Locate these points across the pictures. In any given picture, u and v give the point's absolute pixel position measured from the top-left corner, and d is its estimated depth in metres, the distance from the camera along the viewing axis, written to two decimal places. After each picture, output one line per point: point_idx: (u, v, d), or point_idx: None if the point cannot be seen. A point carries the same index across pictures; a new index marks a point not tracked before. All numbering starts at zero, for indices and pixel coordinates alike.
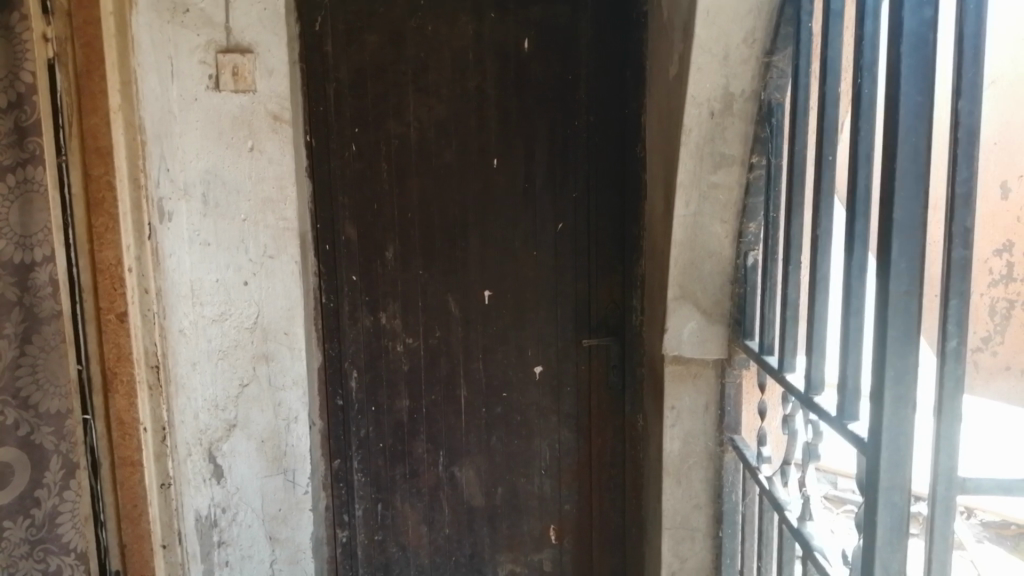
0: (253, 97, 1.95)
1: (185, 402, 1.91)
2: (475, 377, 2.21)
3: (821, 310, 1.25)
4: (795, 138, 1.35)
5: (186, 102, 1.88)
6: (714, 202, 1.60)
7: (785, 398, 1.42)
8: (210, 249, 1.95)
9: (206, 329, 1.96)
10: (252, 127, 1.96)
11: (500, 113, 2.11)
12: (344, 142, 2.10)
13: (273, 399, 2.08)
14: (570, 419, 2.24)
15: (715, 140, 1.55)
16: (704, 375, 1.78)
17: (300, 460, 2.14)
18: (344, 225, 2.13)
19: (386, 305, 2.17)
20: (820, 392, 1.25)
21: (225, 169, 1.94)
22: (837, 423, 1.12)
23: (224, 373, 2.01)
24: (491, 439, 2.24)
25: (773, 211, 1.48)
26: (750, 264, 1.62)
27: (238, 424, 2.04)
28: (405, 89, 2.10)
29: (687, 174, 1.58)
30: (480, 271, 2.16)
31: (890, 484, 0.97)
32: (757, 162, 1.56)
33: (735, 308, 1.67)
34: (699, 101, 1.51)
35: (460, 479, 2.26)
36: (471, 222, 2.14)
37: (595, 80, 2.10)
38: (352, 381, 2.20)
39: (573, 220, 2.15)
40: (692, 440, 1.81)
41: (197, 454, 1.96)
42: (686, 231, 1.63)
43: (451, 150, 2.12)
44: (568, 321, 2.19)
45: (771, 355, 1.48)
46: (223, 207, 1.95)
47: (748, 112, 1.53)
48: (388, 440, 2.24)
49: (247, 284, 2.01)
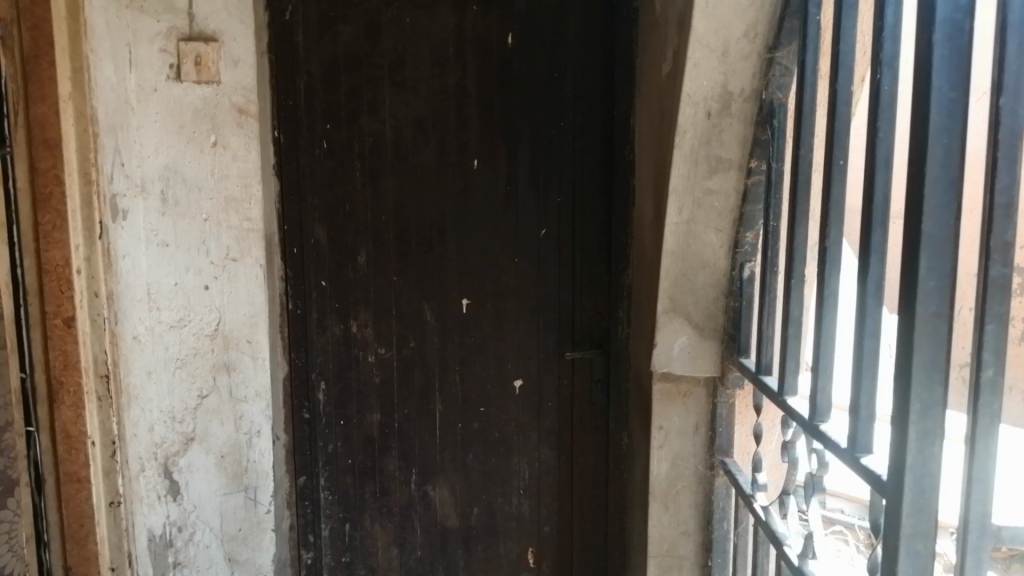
0: (217, 89, 1.81)
1: (138, 414, 1.81)
2: (450, 391, 2.08)
3: (827, 329, 1.13)
4: (800, 141, 1.23)
5: (145, 92, 1.74)
6: (709, 209, 1.49)
7: (786, 423, 1.31)
8: (169, 250, 1.82)
9: (163, 336, 1.83)
10: (215, 121, 1.82)
11: (482, 111, 1.98)
12: (314, 139, 1.97)
13: (235, 411, 1.94)
14: (551, 436, 2.11)
15: (712, 143, 1.43)
16: (694, 394, 1.68)
17: (263, 477, 1.99)
18: (313, 227, 2.00)
19: (358, 313, 2.04)
20: (827, 419, 1.14)
21: (185, 165, 1.81)
22: (848, 455, 1.01)
23: (182, 383, 1.87)
24: (467, 456, 2.11)
25: (774, 221, 1.36)
26: (745, 277, 1.50)
27: (197, 438, 1.91)
28: (381, 84, 1.97)
29: (680, 178, 1.46)
30: (458, 278, 2.03)
31: (913, 531, 0.86)
32: (756, 167, 1.43)
33: (729, 323, 1.55)
34: (695, 100, 1.39)
35: (433, 498, 2.13)
36: (449, 226, 2.02)
37: (581, 78, 1.98)
38: (319, 393, 2.07)
39: (556, 226, 2.03)
40: (680, 463, 1.70)
41: (151, 469, 1.85)
42: (678, 239, 1.51)
43: (429, 150, 1.99)
44: (551, 333, 2.07)
45: (769, 375, 1.38)
46: (182, 206, 1.81)
47: (748, 113, 1.41)
48: (358, 456, 2.10)
49: (207, 287, 1.87)
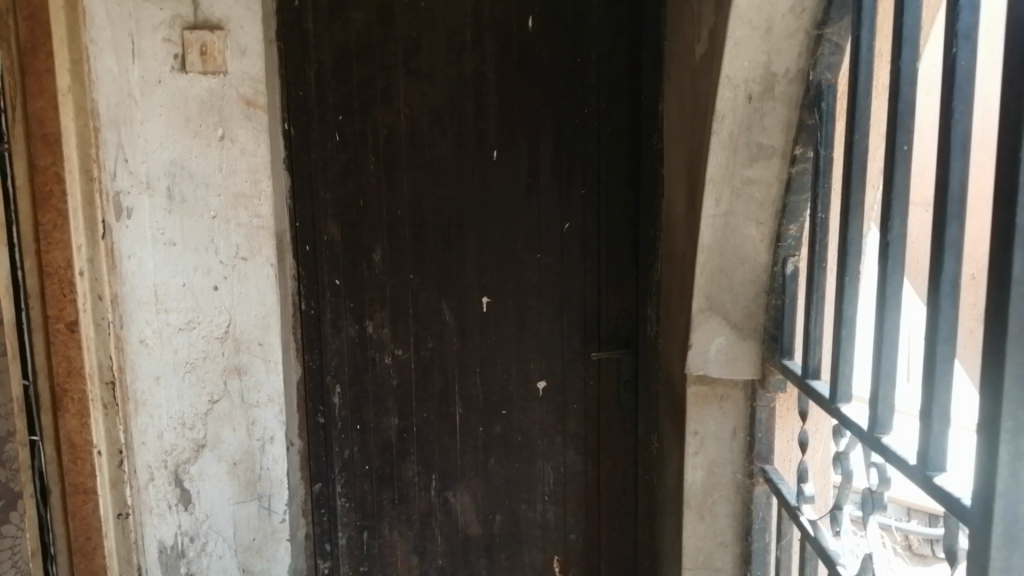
0: (224, 80, 1.73)
1: (147, 421, 1.72)
2: (470, 393, 1.99)
3: (890, 332, 1.03)
4: (854, 125, 1.12)
5: (149, 84, 1.66)
6: (749, 200, 1.38)
7: (838, 433, 1.21)
8: (176, 250, 1.74)
9: (171, 339, 1.75)
10: (222, 113, 1.73)
11: (501, 100, 1.88)
12: (326, 131, 1.88)
13: (246, 416, 1.86)
14: (576, 440, 2.02)
15: (752, 128, 1.33)
16: (731, 397, 1.58)
17: (276, 485, 1.91)
18: (326, 224, 1.91)
19: (373, 313, 1.95)
20: (888, 431, 1.05)
21: (192, 159, 1.72)
22: (919, 474, 0.92)
23: (192, 387, 1.80)
24: (489, 462, 2.02)
25: (822, 213, 1.25)
26: (787, 273, 1.40)
27: (208, 445, 1.84)
28: (395, 72, 1.87)
29: (718, 167, 1.35)
30: (478, 275, 1.94)
31: (1005, 566, 0.77)
32: (801, 154, 1.33)
33: (770, 323, 1.45)
34: (735, 82, 1.28)
35: (454, 506, 2.04)
36: (468, 221, 1.92)
37: (607, 63, 1.87)
38: (334, 397, 1.98)
39: (581, 220, 1.92)
40: (717, 470, 1.60)
41: (160, 478, 1.77)
42: (715, 232, 1.41)
43: (446, 141, 1.89)
44: (576, 332, 1.97)
45: (817, 380, 1.28)
46: (190, 203, 1.73)
47: (792, 96, 1.30)
48: (375, 462, 2.01)
49: (217, 288, 1.79)
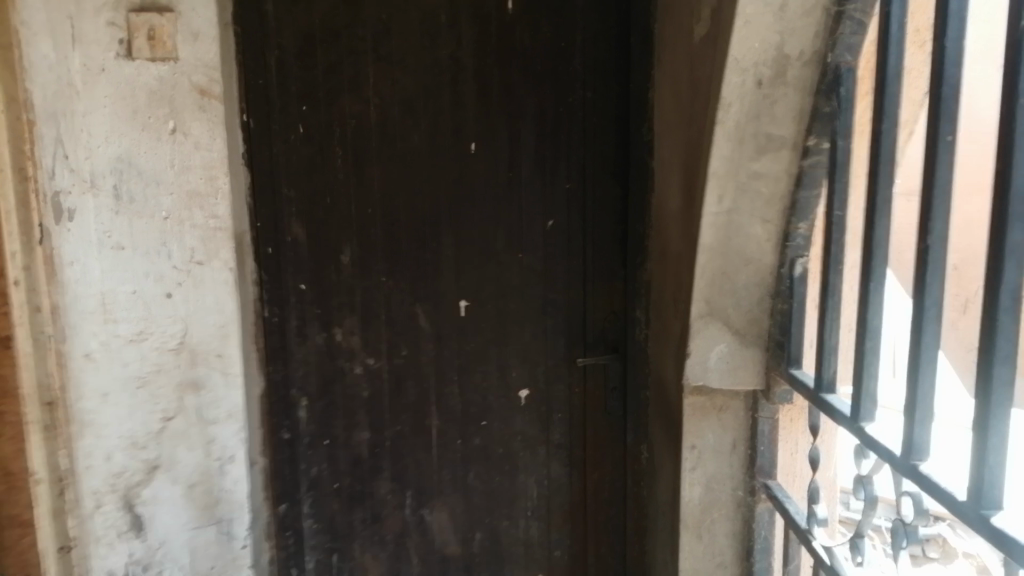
0: (174, 67, 1.55)
1: (93, 442, 1.56)
2: (447, 404, 1.85)
3: (927, 349, 0.93)
4: (882, 113, 1.01)
5: (92, 73, 1.48)
6: (755, 195, 1.27)
7: (859, 454, 1.10)
8: (125, 254, 1.56)
9: (120, 352, 1.58)
10: (173, 104, 1.56)
11: (479, 89, 1.75)
12: (289, 123, 1.71)
13: (203, 435, 1.69)
14: (561, 452, 1.90)
15: (761, 117, 1.21)
16: (731, 407, 1.47)
17: (237, 507, 1.75)
18: (290, 224, 1.75)
19: (342, 319, 1.80)
20: (925, 456, 0.94)
21: (141, 155, 1.54)
22: (974, 515, 0.81)
23: (144, 404, 1.62)
24: (468, 476, 1.89)
25: (838, 210, 1.14)
26: (796, 275, 1.29)
27: (162, 466, 1.66)
28: (363, 59, 1.71)
29: (722, 160, 1.24)
30: (455, 277, 1.80)
31: None
32: (815, 145, 1.21)
33: (776, 328, 1.35)
34: (743, 66, 1.17)
35: (431, 524, 1.91)
36: (444, 220, 1.78)
37: (592, 49, 1.76)
38: (300, 411, 1.82)
39: (565, 217, 1.81)
40: (715, 486, 1.50)
41: (109, 504, 1.59)
42: (718, 231, 1.30)
43: (420, 134, 1.75)
44: (559, 336, 1.85)
45: (832, 394, 1.17)
46: (139, 203, 1.56)
47: (805, 82, 1.19)
48: (345, 480, 1.87)
49: (170, 296, 1.62)
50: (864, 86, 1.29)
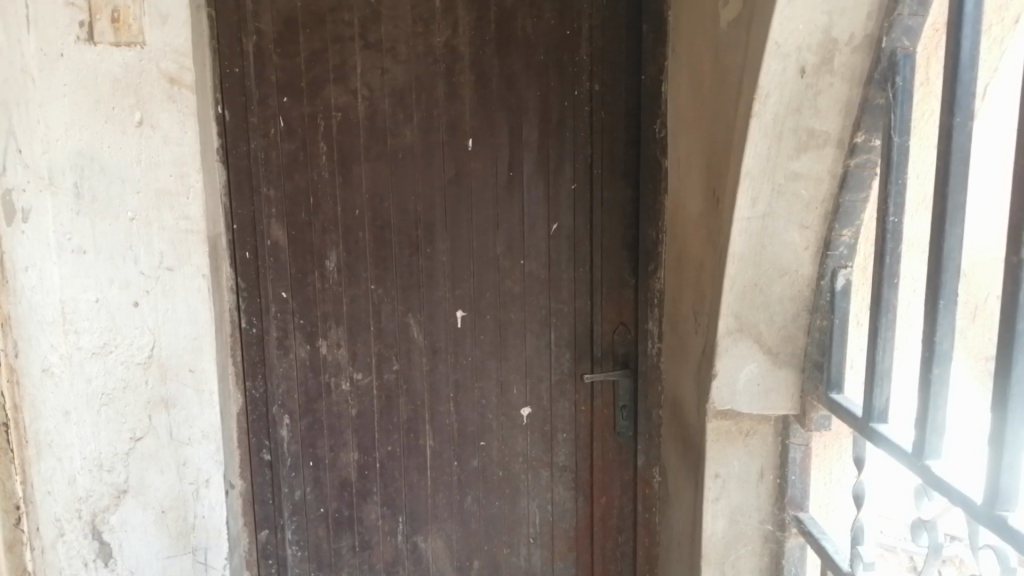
0: (142, 54, 1.33)
1: (53, 466, 1.35)
2: (442, 423, 1.70)
3: (1019, 382, 0.78)
4: (955, 105, 0.86)
5: (49, 59, 1.27)
6: (793, 199, 1.13)
7: (921, 494, 0.95)
8: (87, 259, 1.33)
9: (82, 366, 1.35)
10: (139, 94, 1.33)
11: (476, 80, 1.59)
12: (268, 116, 1.56)
13: (176, 457, 1.45)
14: (566, 474, 1.75)
15: (802, 110, 1.07)
16: (759, 432, 1.32)
17: (215, 535, 1.51)
18: (269, 225, 1.59)
19: (327, 330, 1.64)
20: (1014, 508, 0.80)
21: (104, 150, 1.32)
22: None
23: (109, 424, 1.39)
24: (465, 500, 1.74)
25: (894, 217, 1.00)
26: (839, 288, 1.15)
27: (131, 490, 1.42)
28: (350, 46, 1.55)
29: (757, 159, 1.09)
30: (450, 285, 1.65)
31: None
32: (863, 142, 1.07)
33: (814, 348, 1.20)
34: (786, 51, 1.01)
35: (425, 552, 1.75)
36: (439, 222, 1.63)
37: (601, 36, 1.59)
38: (283, 429, 1.67)
39: (571, 220, 1.65)
40: (741, 518, 1.35)
41: (73, 532, 1.39)
42: (750, 238, 1.15)
43: (413, 128, 1.59)
44: (565, 349, 1.70)
45: (884, 425, 1.03)
46: (102, 203, 1.33)
47: (854, 70, 1.04)
48: (331, 505, 1.71)
49: (138, 304, 1.38)
50: (923, 74, 1.12)
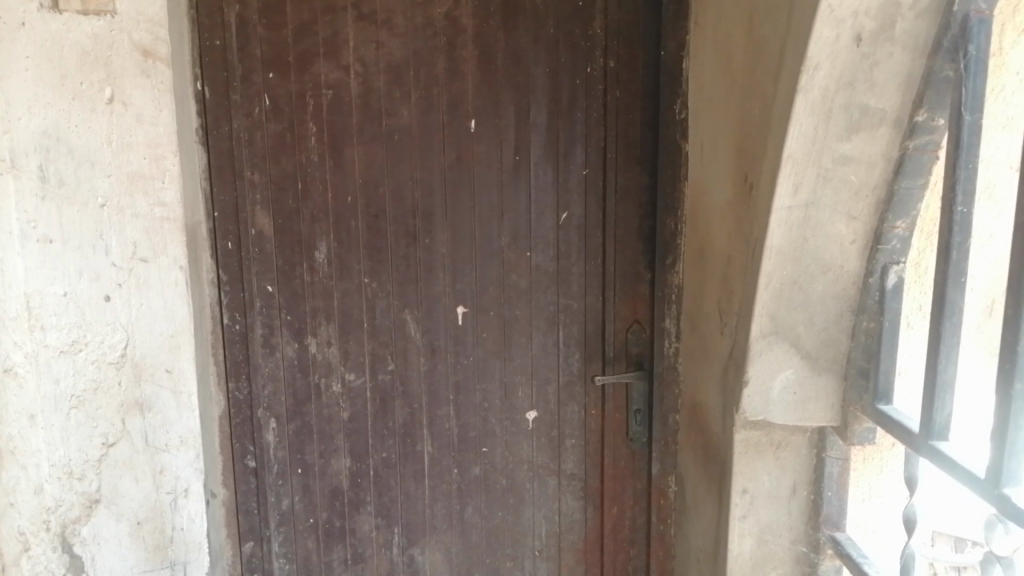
0: (112, 23, 1.16)
1: (16, 475, 1.19)
2: (441, 428, 1.57)
3: None
4: None
5: (8, 27, 1.10)
6: (842, 185, 1.00)
7: (994, 526, 0.83)
8: (54, 249, 1.16)
9: (49, 366, 1.19)
10: (109, 67, 1.16)
11: (480, 56, 1.46)
12: (252, 93, 1.42)
13: (151, 465, 1.28)
14: (574, 482, 1.63)
15: (856, 85, 0.94)
16: (792, 444, 1.20)
17: (194, 549, 1.34)
18: (254, 213, 1.46)
19: (317, 327, 1.51)
20: None
21: (72, 130, 1.15)
22: None
23: (79, 430, 1.22)
24: (466, 510, 1.61)
25: (963, 207, 0.87)
26: (889, 287, 1.02)
27: (104, 500, 1.26)
28: (342, 17, 1.42)
29: (801, 140, 0.96)
30: (451, 278, 1.52)
31: None
32: (924, 121, 0.94)
33: (859, 353, 1.08)
34: (841, 15, 0.88)
35: (422, 565, 1.63)
36: (439, 210, 1.49)
37: (616, 9, 1.46)
38: (269, 434, 1.54)
39: (581, 208, 1.52)
40: (770, 537, 1.23)
41: (39, 546, 1.23)
42: (791, 230, 1.02)
43: (412, 106, 1.46)
44: (574, 348, 1.57)
45: (945, 443, 0.91)
46: (70, 187, 1.16)
47: (917, 38, 0.91)
48: (321, 515, 1.58)
49: (109, 298, 1.21)
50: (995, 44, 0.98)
